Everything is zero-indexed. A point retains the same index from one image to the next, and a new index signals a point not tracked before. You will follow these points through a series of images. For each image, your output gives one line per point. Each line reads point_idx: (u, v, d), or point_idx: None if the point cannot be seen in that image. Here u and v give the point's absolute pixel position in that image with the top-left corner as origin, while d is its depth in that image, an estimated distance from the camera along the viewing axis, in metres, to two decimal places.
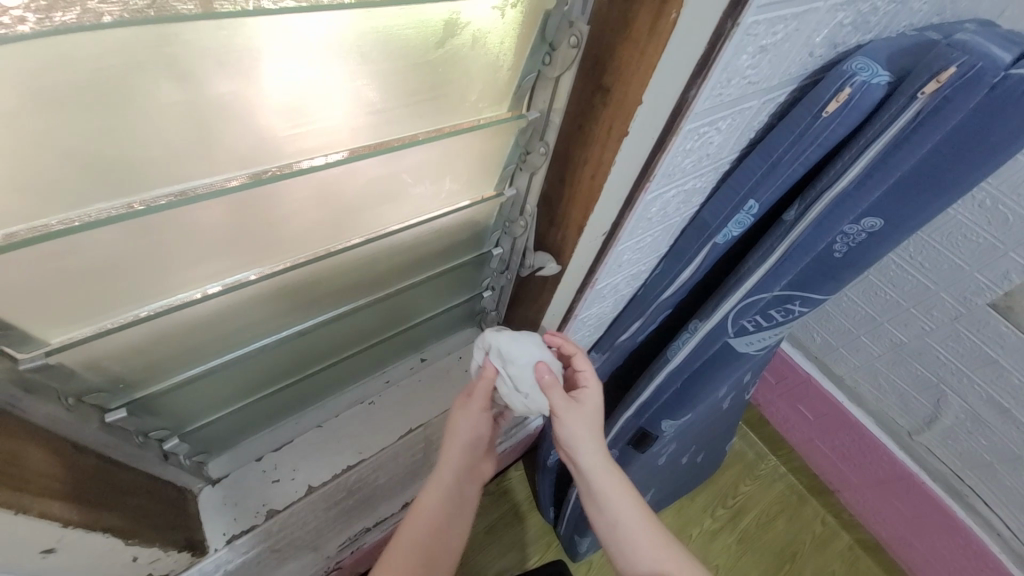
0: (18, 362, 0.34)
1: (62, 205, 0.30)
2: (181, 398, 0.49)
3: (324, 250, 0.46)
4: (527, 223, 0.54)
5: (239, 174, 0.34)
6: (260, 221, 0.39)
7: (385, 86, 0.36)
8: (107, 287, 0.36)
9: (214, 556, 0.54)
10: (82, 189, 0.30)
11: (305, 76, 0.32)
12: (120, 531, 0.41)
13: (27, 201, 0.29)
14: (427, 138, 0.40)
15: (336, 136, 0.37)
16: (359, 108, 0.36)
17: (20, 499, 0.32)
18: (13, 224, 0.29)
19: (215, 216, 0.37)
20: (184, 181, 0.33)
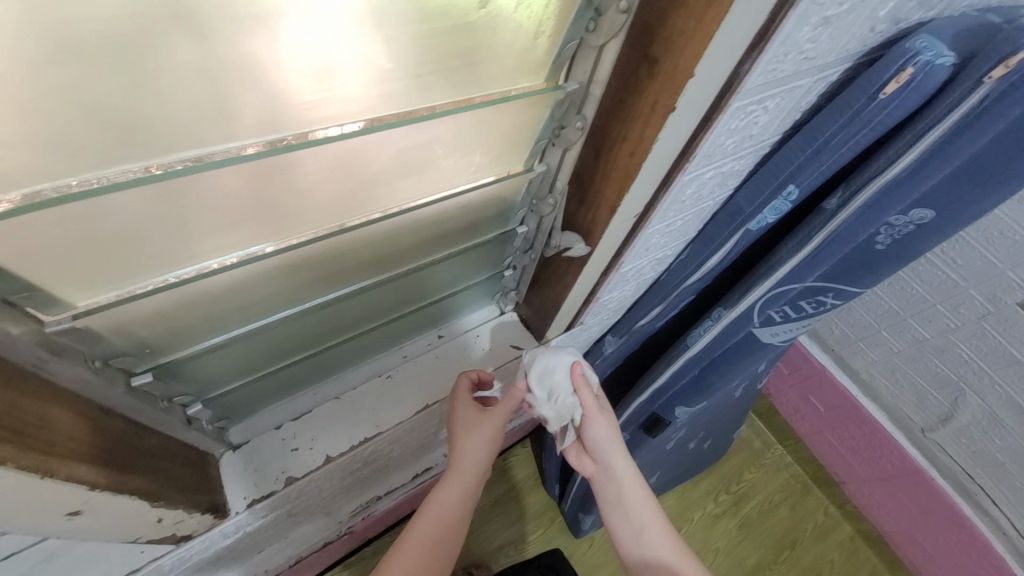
0: (45, 324, 0.34)
1: (88, 165, 0.29)
2: (203, 366, 0.49)
3: (336, 225, 0.45)
4: (556, 201, 0.53)
5: (255, 141, 0.33)
6: (276, 191, 0.38)
7: (398, 52, 0.33)
8: (134, 251, 0.35)
9: (234, 518, 0.55)
10: (108, 148, 0.29)
11: (325, 38, 0.30)
12: (149, 494, 0.42)
13: (55, 158, 0.28)
14: (450, 110, 0.38)
15: (352, 105, 0.35)
16: (374, 79, 0.34)
17: (46, 464, 0.32)
18: (40, 183, 0.28)
19: (234, 184, 0.35)
20: (201, 147, 0.32)
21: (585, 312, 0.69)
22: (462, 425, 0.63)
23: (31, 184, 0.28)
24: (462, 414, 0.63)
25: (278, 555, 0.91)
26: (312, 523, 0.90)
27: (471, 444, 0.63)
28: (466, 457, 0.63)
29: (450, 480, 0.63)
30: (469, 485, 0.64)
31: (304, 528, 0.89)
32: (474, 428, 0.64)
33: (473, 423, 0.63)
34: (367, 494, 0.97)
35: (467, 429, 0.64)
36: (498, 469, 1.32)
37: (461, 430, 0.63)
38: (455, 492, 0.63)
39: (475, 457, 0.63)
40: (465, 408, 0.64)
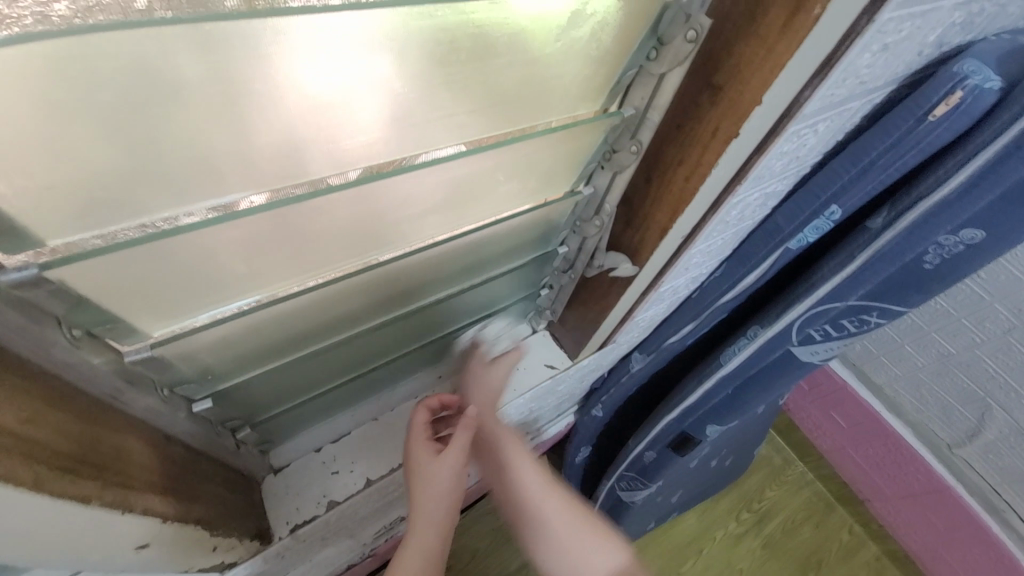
0: (123, 354, 0.35)
1: (179, 201, 0.30)
2: (256, 391, 0.50)
3: (362, 263, 0.44)
4: (602, 223, 0.53)
5: (266, 190, 0.32)
6: (317, 227, 0.37)
7: (445, 86, 0.33)
8: (206, 286, 0.36)
9: (277, 544, 0.55)
10: (194, 182, 0.29)
11: (360, 72, 0.29)
12: (204, 523, 0.42)
13: (148, 197, 0.29)
14: (471, 149, 0.38)
15: (383, 146, 0.34)
16: (393, 116, 0.33)
17: (127, 498, 0.34)
18: (131, 219, 0.29)
19: (269, 227, 0.34)
20: (226, 196, 0.31)
21: (617, 333, 0.68)
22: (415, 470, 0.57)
23: (125, 220, 0.29)
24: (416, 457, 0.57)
25: None
26: (337, 545, 0.88)
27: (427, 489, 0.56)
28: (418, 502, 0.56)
29: (417, 533, 0.56)
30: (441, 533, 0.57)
31: (329, 550, 0.88)
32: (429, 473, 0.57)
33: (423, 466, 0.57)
34: (391, 516, 0.95)
35: (418, 473, 0.57)
36: None
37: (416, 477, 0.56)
38: (423, 546, 0.55)
39: (432, 504, 0.56)
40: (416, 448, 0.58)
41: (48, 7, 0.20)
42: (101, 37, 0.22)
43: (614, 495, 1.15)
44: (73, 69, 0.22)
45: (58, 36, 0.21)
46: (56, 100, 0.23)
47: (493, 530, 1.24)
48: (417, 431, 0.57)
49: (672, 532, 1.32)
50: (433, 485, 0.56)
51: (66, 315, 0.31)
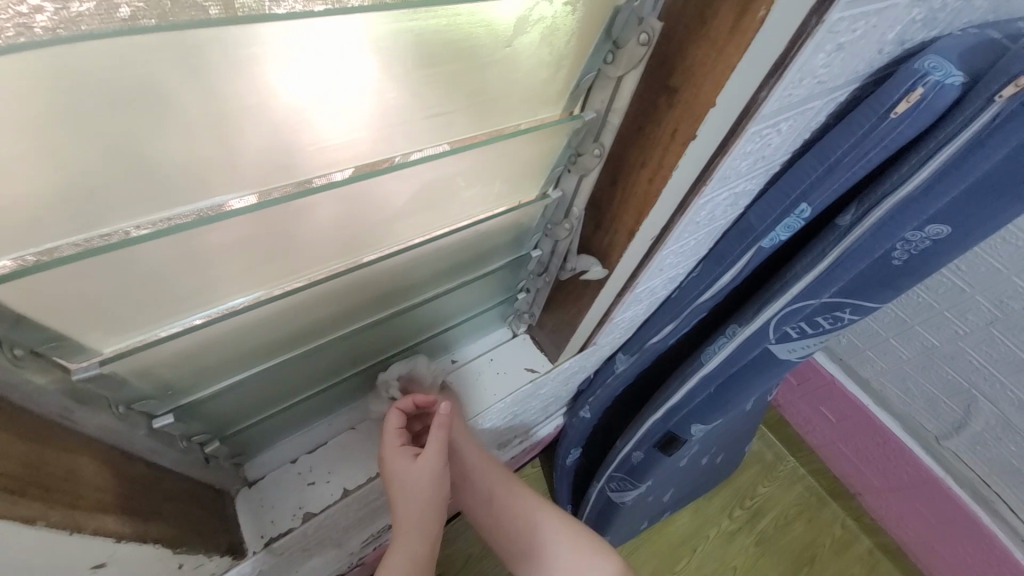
0: (71, 372, 0.34)
1: (134, 212, 0.29)
2: (225, 403, 0.49)
3: (333, 271, 0.44)
4: (572, 226, 0.53)
5: (256, 191, 0.33)
6: (286, 234, 0.37)
7: (403, 93, 0.33)
8: (163, 298, 0.35)
9: (252, 558, 0.54)
10: (180, 187, 0.30)
11: (319, 80, 0.29)
12: (167, 540, 0.42)
13: (95, 210, 0.28)
14: (454, 149, 0.38)
15: (348, 151, 0.34)
16: (366, 124, 0.33)
17: (75, 519, 0.33)
18: (106, 225, 0.29)
19: (227, 236, 0.34)
20: (197, 202, 0.31)
21: (598, 334, 0.68)
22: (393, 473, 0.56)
23: (109, 224, 0.29)
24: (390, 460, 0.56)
25: None
26: (321, 556, 0.87)
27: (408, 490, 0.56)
28: (400, 507, 0.56)
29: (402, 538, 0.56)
30: (427, 536, 0.57)
31: (317, 560, 0.87)
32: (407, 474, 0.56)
33: (402, 472, 0.56)
34: (376, 524, 0.94)
35: (397, 479, 0.56)
36: None
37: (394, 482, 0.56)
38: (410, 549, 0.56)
39: (414, 508, 0.56)
40: (392, 453, 0.57)
41: (31, 16, 0.21)
42: (81, 46, 0.22)
43: (605, 496, 1.15)
44: (42, 79, 0.22)
45: (33, 49, 0.21)
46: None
47: None
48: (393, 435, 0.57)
49: (664, 532, 1.32)
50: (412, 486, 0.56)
51: (8, 335, 0.30)
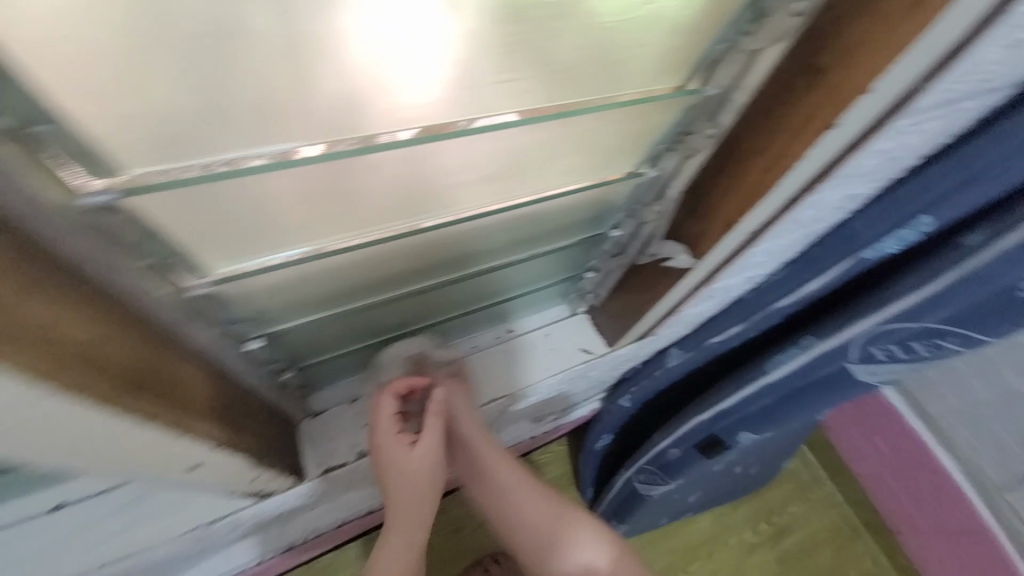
0: (186, 286, 0.37)
1: (230, 144, 0.29)
2: (304, 336, 0.52)
3: (404, 228, 0.43)
4: (663, 208, 0.51)
5: (325, 141, 0.31)
6: (349, 187, 0.36)
7: (506, 51, 0.31)
8: (253, 225, 0.36)
9: (309, 483, 0.58)
10: (259, 125, 0.29)
11: (431, 26, 0.28)
12: (252, 452, 0.44)
13: (193, 139, 0.28)
14: (522, 119, 0.35)
15: (425, 108, 0.32)
16: (454, 75, 0.31)
17: (183, 419, 0.35)
18: (202, 156, 0.29)
19: (303, 180, 0.34)
20: (283, 142, 0.31)
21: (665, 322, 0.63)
22: (390, 462, 0.57)
23: (207, 155, 0.29)
24: (387, 449, 0.57)
25: (327, 514, 0.96)
26: (361, 492, 0.93)
27: (404, 480, 0.58)
28: (396, 504, 0.60)
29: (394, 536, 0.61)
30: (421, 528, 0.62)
31: (354, 494, 0.92)
32: (402, 465, 0.58)
33: (400, 465, 0.58)
34: None
35: (396, 469, 0.58)
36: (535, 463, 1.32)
37: (393, 473, 0.58)
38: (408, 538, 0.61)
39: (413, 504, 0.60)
40: (388, 439, 0.57)
41: None
42: None
43: (631, 487, 1.12)
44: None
45: None
46: (117, 30, 0.23)
47: None
48: (390, 425, 0.57)
49: (684, 533, 1.30)
50: (413, 475, 0.58)
51: (140, 244, 0.33)
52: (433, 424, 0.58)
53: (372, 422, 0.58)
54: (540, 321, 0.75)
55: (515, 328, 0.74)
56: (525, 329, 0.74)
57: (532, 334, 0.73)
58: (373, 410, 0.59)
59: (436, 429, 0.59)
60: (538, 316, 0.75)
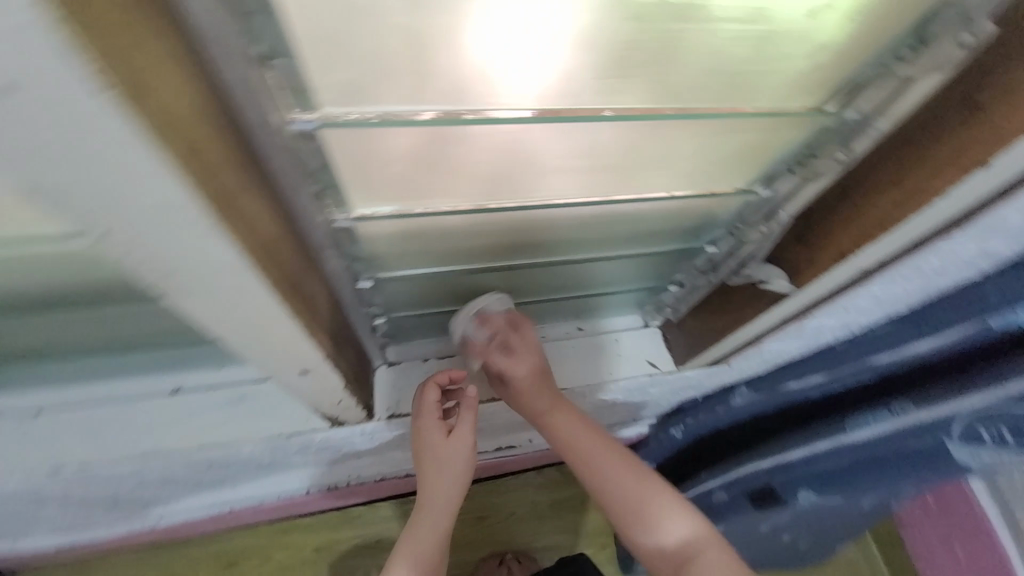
0: (333, 219, 0.39)
1: (364, 99, 0.30)
2: (403, 288, 0.57)
3: (480, 203, 0.44)
4: (770, 230, 0.50)
5: (437, 108, 0.32)
6: (439, 154, 0.37)
7: (645, 48, 0.31)
8: (395, 175, 0.38)
9: (376, 422, 0.64)
10: (388, 84, 0.30)
11: (570, 20, 0.29)
12: (343, 376, 0.49)
13: (335, 90, 0.29)
14: (617, 115, 0.35)
15: (533, 92, 0.33)
16: (591, 69, 0.32)
17: (313, 328, 0.38)
18: (341, 108, 0.30)
19: (404, 142, 0.34)
20: (413, 102, 0.32)
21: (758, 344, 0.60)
22: (426, 447, 0.62)
23: (346, 106, 0.30)
24: (425, 435, 0.61)
25: (373, 466, 1.03)
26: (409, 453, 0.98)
27: (437, 465, 0.62)
28: (428, 491, 0.64)
29: (421, 519, 0.64)
30: (447, 516, 0.65)
31: (400, 454, 0.98)
32: (437, 451, 0.62)
33: (436, 451, 0.62)
34: None
35: (432, 454, 0.62)
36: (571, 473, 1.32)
37: (427, 458, 0.62)
38: (434, 525, 0.64)
39: (444, 494, 0.63)
40: (428, 425, 0.62)
41: None
42: None
43: None
44: None
45: None
46: None
47: (536, 507, 1.28)
48: (431, 413, 0.61)
49: None
50: (446, 462, 0.62)
51: None
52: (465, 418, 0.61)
53: (416, 407, 0.63)
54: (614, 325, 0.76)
55: (588, 325, 0.75)
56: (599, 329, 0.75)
57: (604, 335, 0.75)
58: (418, 397, 0.63)
59: (469, 421, 0.63)
60: (613, 319, 0.77)
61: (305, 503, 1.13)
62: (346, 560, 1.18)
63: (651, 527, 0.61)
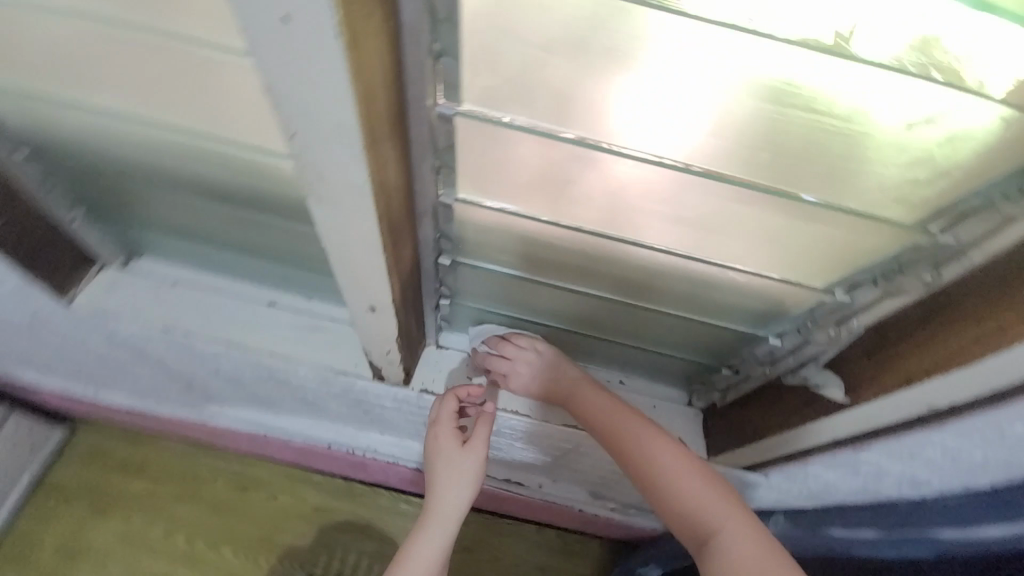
0: (441, 194, 0.46)
1: (512, 109, 0.38)
2: (476, 281, 0.64)
3: (569, 224, 0.49)
4: (837, 336, 0.49)
5: (572, 131, 0.38)
6: (551, 175, 0.44)
7: (742, 122, 0.35)
8: (504, 177, 0.45)
9: (409, 393, 0.71)
10: (533, 103, 0.37)
11: (688, 89, 0.33)
12: (399, 330, 0.55)
13: (482, 99, 0.37)
14: (715, 174, 0.39)
15: (652, 142, 0.38)
16: (687, 129, 0.36)
17: (394, 273, 0.46)
18: (495, 110, 0.38)
19: (531, 150, 0.41)
20: (550, 122, 0.38)
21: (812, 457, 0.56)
22: (439, 455, 0.63)
23: (499, 110, 0.38)
24: (440, 442, 0.63)
25: (390, 446, 1.09)
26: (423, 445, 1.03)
27: (448, 475, 0.62)
28: (438, 501, 0.62)
29: (418, 539, 0.61)
30: (446, 537, 0.61)
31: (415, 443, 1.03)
32: (449, 460, 0.63)
33: (449, 458, 0.63)
34: None
35: (445, 462, 0.63)
36: (566, 539, 1.27)
37: (440, 466, 0.63)
38: (430, 547, 0.60)
39: (453, 505, 0.62)
40: (444, 433, 0.64)
41: None
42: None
43: None
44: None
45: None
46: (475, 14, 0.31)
47: (521, 559, 1.24)
48: (448, 420, 0.63)
49: None
50: (458, 469, 0.63)
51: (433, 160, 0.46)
52: (481, 427, 0.63)
53: (435, 417, 0.65)
54: (651, 392, 0.77)
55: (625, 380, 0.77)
56: (637, 390, 0.77)
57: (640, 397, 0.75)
58: (437, 407, 0.66)
59: (483, 433, 0.64)
60: (653, 387, 0.77)
61: (319, 459, 1.21)
62: (335, 530, 1.23)
63: (719, 541, 0.51)
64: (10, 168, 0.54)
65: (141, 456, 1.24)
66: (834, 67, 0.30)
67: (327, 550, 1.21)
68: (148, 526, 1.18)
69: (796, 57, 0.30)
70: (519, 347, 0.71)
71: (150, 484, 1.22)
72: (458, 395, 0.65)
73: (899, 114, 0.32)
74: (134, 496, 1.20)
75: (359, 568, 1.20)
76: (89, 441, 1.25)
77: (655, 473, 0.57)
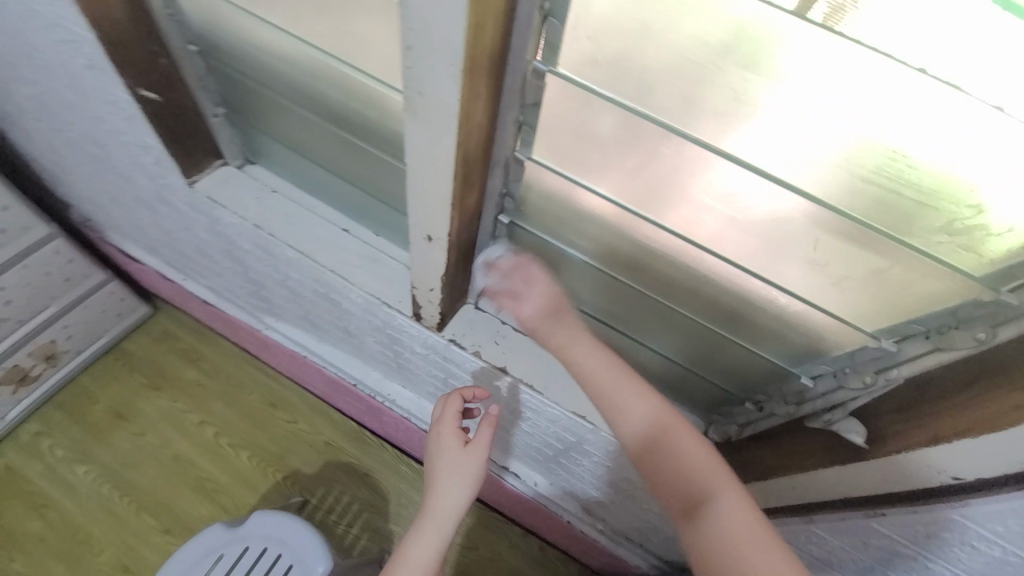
0: (516, 150, 0.50)
1: (601, 82, 0.40)
2: (526, 248, 0.67)
3: (627, 205, 0.50)
4: (872, 383, 0.46)
5: (642, 108, 0.40)
6: (620, 154, 0.46)
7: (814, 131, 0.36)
8: (576, 147, 0.48)
9: (439, 335, 0.75)
10: (621, 78, 0.39)
11: (767, 86, 0.35)
12: (447, 270, 0.60)
13: (574, 68, 0.41)
14: (779, 180, 0.39)
15: (720, 133, 0.39)
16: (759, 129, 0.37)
17: (459, 209, 0.50)
18: (588, 80, 0.41)
19: (608, 125, 0.44)
20: (634, 100, 0.40)
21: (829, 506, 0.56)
22: (442, 455, 0.68)
23: (592, 81, 0.41)
24: (443, 444, 0.68)
25: (408, 401, 1.14)
26: None
27: (450, 473, 0.68)
28: (438, 496, 0.68)
29: (417, 533, 0.67)
30: (445, 530, 0.67)
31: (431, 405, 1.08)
32: (452, 460, 0.68)
33: (451, 456, 0.68)
34: None
35: (446, 462, 0.68)
36: (546, 550, 1.25)
37: (442, 465, 0.68)
38: (427, 541, 0.66)
39: (454, 502, 0.67)
40: (447, 435, 0.68)
41: None
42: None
43: None
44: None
45: None
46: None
47: (498, 553, 1.25)
48: (452, 420, 0.68)
49: None
50: (460, 469, 0.68)
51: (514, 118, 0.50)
52: (483, 430, 0.67)
53: (441, 418, 0.70)
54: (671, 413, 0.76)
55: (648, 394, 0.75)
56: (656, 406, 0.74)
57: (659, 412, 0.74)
58: (441, 407, 0.71)
59: (486, 435, 0.68)
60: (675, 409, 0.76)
61: (343, 396, 1.29)
62: (338, 468, 1.31)
63: (712, 505, 0.53)
64: (182, 58, 0.67)
65: (201, 349, 1.40)
66: (913, 83, 0.30)
67: (326, 484, 1.29)
68: (188, 410, 1.32)
69: (881, 70, 0.31)
70: (531, 268, 0.64)
71: (201, 374, 1.37)
72: (462, 398, 0.69)
73: (978, 146, 0.31)
74: (186, 381, 1.36)
75: (349, 509, 1.27)
76: (163, 326, 1.42)
77: (661, 445, 0.57)
